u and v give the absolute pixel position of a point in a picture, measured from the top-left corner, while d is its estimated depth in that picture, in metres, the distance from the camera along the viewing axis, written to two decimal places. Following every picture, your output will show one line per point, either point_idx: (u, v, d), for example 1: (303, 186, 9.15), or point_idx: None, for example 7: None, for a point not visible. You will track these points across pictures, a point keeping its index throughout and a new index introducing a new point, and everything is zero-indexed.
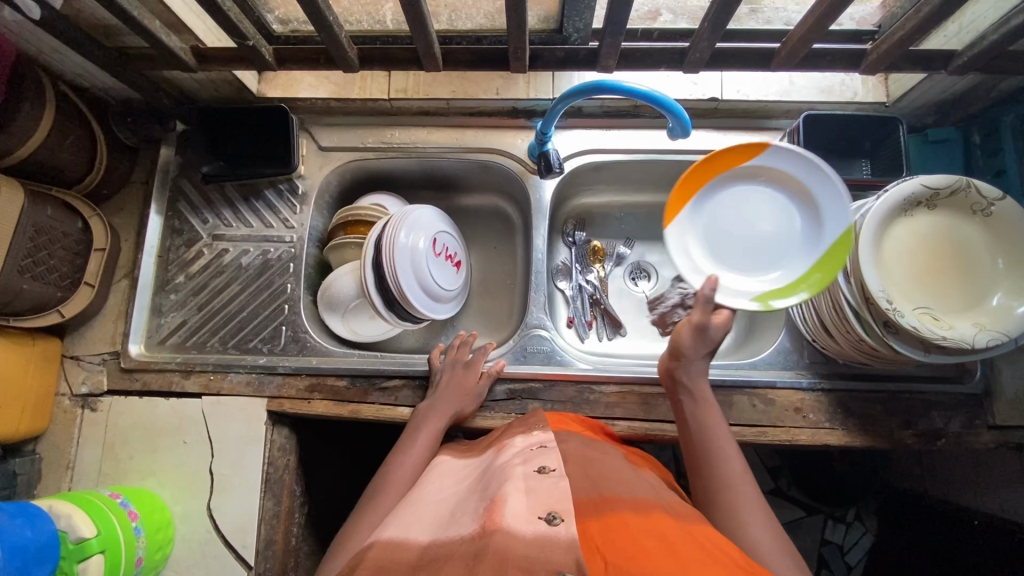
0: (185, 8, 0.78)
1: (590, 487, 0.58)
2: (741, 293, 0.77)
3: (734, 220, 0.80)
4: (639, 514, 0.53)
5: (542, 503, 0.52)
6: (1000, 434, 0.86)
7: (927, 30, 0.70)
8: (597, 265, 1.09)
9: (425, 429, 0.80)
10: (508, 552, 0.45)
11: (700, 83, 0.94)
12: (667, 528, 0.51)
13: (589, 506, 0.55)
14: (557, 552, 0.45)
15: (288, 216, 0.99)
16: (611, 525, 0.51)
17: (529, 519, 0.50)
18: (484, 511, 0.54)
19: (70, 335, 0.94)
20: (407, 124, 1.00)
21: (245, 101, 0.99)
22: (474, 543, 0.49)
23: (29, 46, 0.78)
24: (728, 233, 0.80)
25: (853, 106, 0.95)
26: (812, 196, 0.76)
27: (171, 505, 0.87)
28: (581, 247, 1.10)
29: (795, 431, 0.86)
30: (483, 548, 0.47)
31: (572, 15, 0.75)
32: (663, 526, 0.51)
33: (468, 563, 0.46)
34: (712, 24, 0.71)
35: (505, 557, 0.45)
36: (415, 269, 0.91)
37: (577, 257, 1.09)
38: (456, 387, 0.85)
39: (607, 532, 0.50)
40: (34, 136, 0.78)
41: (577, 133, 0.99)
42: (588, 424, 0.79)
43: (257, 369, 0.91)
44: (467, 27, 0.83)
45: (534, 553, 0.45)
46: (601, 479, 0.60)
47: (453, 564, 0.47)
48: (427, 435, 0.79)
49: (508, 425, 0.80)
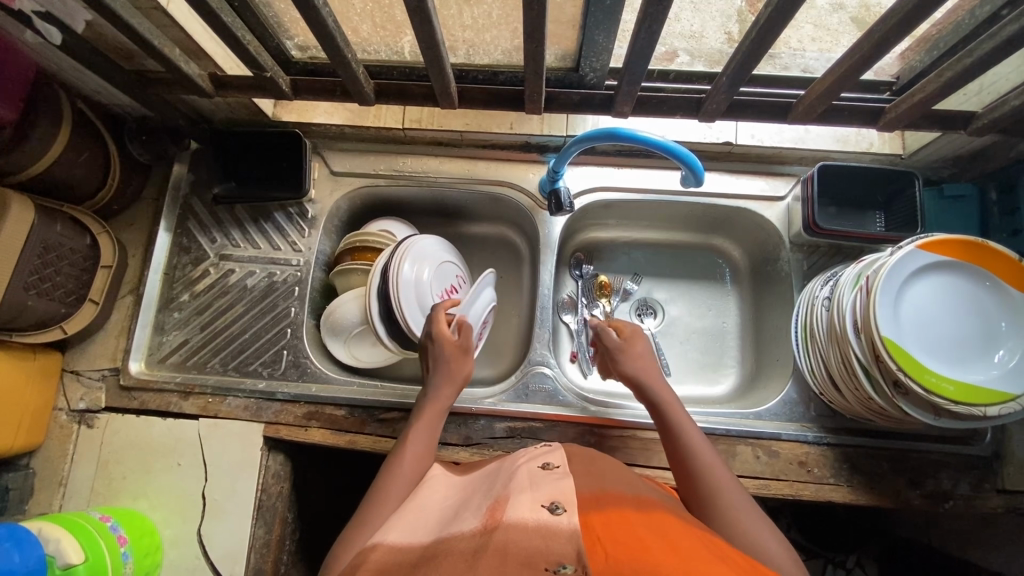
0: (206, 36, 0.78)
1: (592, 483, 0.57)
2: (895, 336, 0.71)
3: (915, 293, 0.74)
4: (640, 510, 0.52)
5: (545, 494, 0.52)
6: (1009, 499, 0.84)
7: (947, 94, 0.70)
8: (604, 300, 1.07)
9: (423, 422, 0.74)
10: (508, 544, 0.45)
11: (715, 127, 0.94)
12: (668, 525, 0.50)
13: (590, 500, 0.53)
14: (559, 543, 0.45)
15: (296, 238, 0.99)
16: (613, 518, 0.50)
17: (531, 508, 0.50)
18: (486, 509, 0.54)
19: (72, 350, 0.94)
20: (420, 154, 1.00)
21: (260, 123, 1.00)
22: (476, 539, 0.48)
23: (49, 64, 0.79)
24: (910, 295, 0.74)
25: (868, 157, 0.94)
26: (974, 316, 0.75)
27: (162, 528, 0.86)
28: (588, 281, 1.09)
29: (798, 486, 0.85)
30: (484, 543, 0.46)
31: (588, 56, 0.74)
32: (663, 523, 0.50)
33: (468, 557, 0.45)
34: (730, 79, 0.72)
35: (505, 551, 0.44)
36: (423, 312, 0.90)
37: (583, 291, 1.08)
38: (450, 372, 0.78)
39: (610, 523, 0.49)
40: (49, 152, 0.79)
41: (588, 170, 0.99)
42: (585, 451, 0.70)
43: (256, 394, 0.91)
44: (484, 62, 0.82)
45: (534, 543, 0.45)
46: (602, 475, 0.59)
47: (452, 557, 0.46)
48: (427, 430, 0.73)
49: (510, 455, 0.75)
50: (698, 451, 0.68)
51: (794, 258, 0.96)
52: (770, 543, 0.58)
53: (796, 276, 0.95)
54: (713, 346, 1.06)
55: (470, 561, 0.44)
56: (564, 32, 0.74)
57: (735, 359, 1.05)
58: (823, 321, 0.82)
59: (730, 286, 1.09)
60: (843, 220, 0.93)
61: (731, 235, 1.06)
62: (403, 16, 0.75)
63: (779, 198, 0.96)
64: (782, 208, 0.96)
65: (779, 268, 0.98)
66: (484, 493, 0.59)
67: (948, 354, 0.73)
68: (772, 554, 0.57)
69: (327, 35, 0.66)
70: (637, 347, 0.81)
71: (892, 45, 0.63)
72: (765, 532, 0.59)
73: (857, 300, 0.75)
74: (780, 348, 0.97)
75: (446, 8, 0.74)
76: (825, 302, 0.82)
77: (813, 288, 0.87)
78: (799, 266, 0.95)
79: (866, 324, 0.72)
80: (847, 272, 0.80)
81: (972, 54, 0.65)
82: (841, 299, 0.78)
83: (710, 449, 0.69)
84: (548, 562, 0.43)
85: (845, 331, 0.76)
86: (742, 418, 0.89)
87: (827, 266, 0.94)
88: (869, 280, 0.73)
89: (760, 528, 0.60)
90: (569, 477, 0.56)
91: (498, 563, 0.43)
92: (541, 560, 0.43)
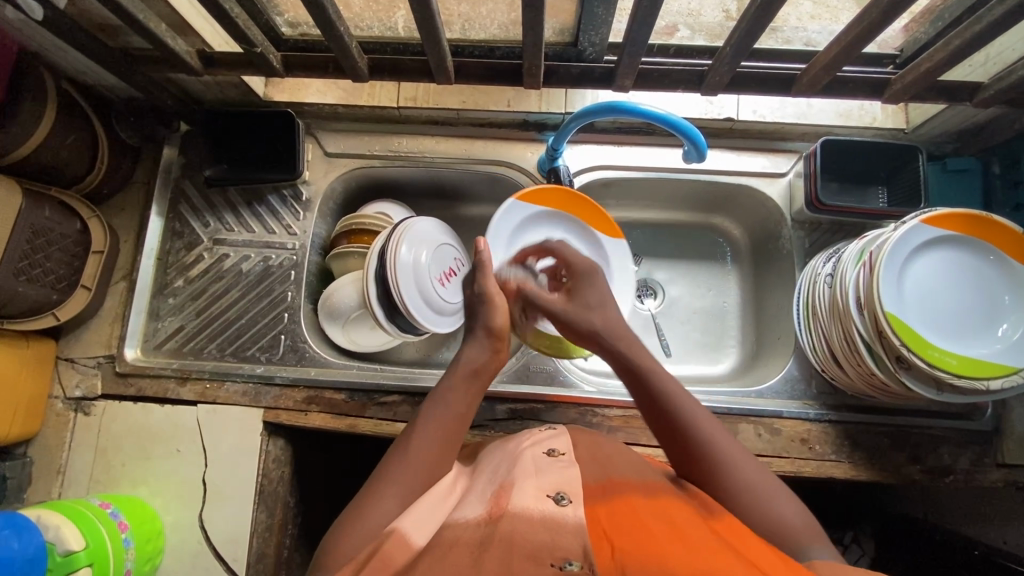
0: (192, 10, 0.76)
1: (598, 471, 0.56)
2: (895, 296, 0.71)
3: (926, 263, 0.74)
4: (648, 499, 0.51)
5: (550, 482, 0.52)
6: (1009, 473, 0.84)
7: (953, 63, 0.69)
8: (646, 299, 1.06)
9: (451, 386, 0.66)
10: (513, 537, 0.45)
11: (716, 102, 0.93)
12: (675, 513, 0.50)
13: (597, 488, 0.52)
14: (565, 537, 0.45)
15: (291, 222, 0.97)
16: (620, 508, 0.49)
17: (536, 497, 0.49)
18: (489, 497, 0.52)
19: (66, 337, 0.92)
20: (415, 133, 0.98)
21: (251, 103, 0.97)
22: (481, 528, 0.47)
23: (31, 42, 0.76)
24: (923, 267, 0.74)
25: (871, 131, 0.93)
26: (985, 275, 0.75)
27: (163, 514, 0.85)
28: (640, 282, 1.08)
29: (800, 463, 0.85)
30: (489, 534, 0.46)
31: (588, 29, 0.72)
32: (671, 511, 0.50)
33: (472, 549, 0.45)
34: (733, 49, 0.69)
35: (511, 544, 0.44)
36: (422, 294, 0.89)
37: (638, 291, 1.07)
38: (496, 328, 0.70)
39: (616, 514, 0.48)
40: (35, 134, 0.76)
41: (587, 148, 0.97)
42: (597, 437, 0.66)
43: (254, 379, 0.90)
44: (480, 37, 0.80)
45: (540, 536, 0.45)
46: (608, 462, 0.58)
47: (457, 547, 0.46)
48: (463, 393, 0.65)
49: (547, 438, 0.63)
50: (698, 422, 0.60)
51: (795, 236, 0.95)
52: (790, 514, 0.55)
53: (797, 254, 0.95)
54: (715, 325, 1.05)
55: (475, 554, 0.44)
56: (562, 4, 0.73)
57: (736, 338, 1.04)
58: (825, 299, 0.81)
59: (730, 265, 1.08)
60: (846, 195, 0.92)
61: (731, 214, 1.05)
62: None
63: (781, 174, 0.95)
64: (784, 184, 0.95)
65: (781, 246, 0.98)
66: (489, 476, 0.58)
67: (949, 322, 0.73)
68: (792, 524, 0.54)
69: (318, 6, 0.64)
70: (596, 280, 0.76)
71: (897, 14, 0.62)
72: (784, 502, 0.56)
73: (860, 276, 0.74)
74: (781, 326, 0.97)
75: None
76: (827, 279, 0.81)
77: (815, 265, 0.86)
78: (800, 244, 0.95)
79: (870, 299, 0.71)
80: (850, 248, 0.79)
81: (981, 21, 0.64)
82: (844, 275, 0.77)
83: (710, 422, 0.61)
84: (554, 558, 0.43)
85: (848, 308, 0.75)
86: (744, 396, 0.89)
87: (828, 244, 0.94)
88: (873, 256, 0.72)
89: (777, 499, 0.56)
90: (574, 464, 0.55)
91: (502, 560, 0.42)
92: (547, 555, 0.43)
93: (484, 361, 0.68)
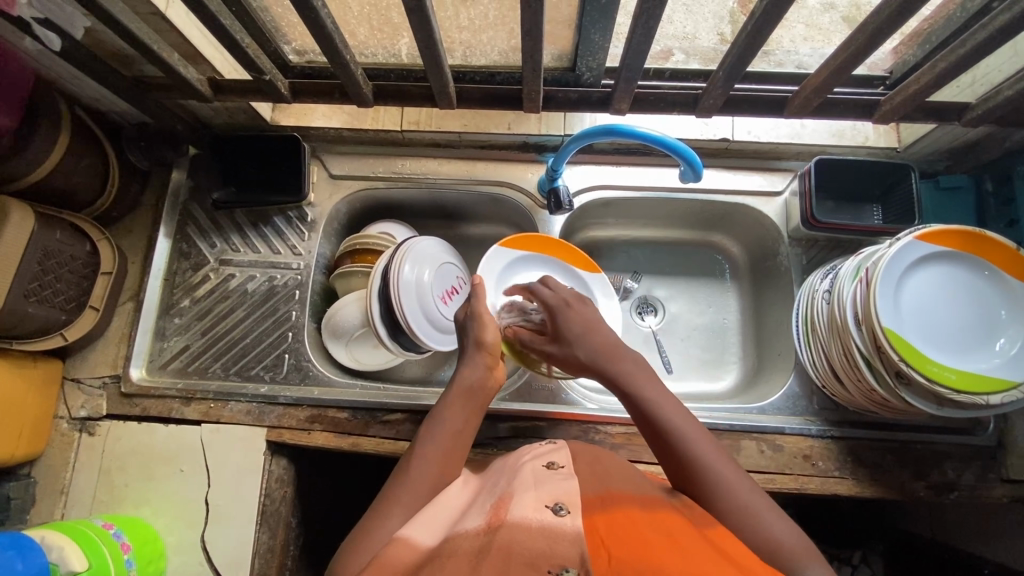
0: (203, 41, 0.79)
1: (596, 483, 0.56)
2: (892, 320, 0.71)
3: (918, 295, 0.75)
4: (647, 511, 0.52)
5: (548, 493, 0.52)
6: (1013, 489, 0.84)
7: (941, 85, 0.71)
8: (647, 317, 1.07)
9: (450, 408, 0.66)
10: (511, 547, 0.45)
11: (711, 124, 0.95)
12: (672, 525, 0.50)
13: (595, 499, 0.52)
14: (562, 545, 0.45)
15: (296, 242, 0.99)
16: (618, 519, 0.49)
17: (535, 508, 0.50)
18: (490, 507, 0.53)
19: (72, 357, 0.93)
20: (418, 156, 1.01)
21: (259, 128, 1.00)
22: (479, 538, 0.47)
23: (47, 71, 0.79)
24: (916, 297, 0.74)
25: (863, 151, 0.96)
26: (981, 284, 0.76)
27: (166, 535, 0.85)
28: (636, 299, 1.09)
29: (803, 479, 0.84)
30: (486, 544, 0.46)
31: (585, 55, 0.75)
32: (668, 523, 0.50)
33: (470, 559, 0.45)
34: (726, 73, 0.72)
35: (508, 553, 0.44)
36: (425, 313, 0.90)
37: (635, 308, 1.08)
38: (473, 341, 0.71)
39: (614, 525, 0.48)
40: (48, 160, 0.79)
41: (585, 169, 0.99)
42: (605, 455, 0.65)
43: (258, 399, 0.90)
44: (481, 63, 0.83)
45: (538, 545, 0.45)
46: (606, 476, 0.58)
47: (456, 556, 0.46)
48: (459, 410, 0.66)
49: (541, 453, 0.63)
50: (688, 441, 0.59)
51: (793, 252, 0.96)
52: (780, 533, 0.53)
53: (795, 270, 0.96)
54: (715, 343, 1.06)
55: (473, 563, 0.44)
56: (560, 32, 0.75)
57: (737, 355, 1.05)
58: (824, 314, 0.82)
59: (730, 282, 1.09)
60: (841, 213, 0.94)
61: (729, 232, 1.07)
62: (400, 19, 0.75)
63: (777, 193, 0.97)
64: (779, 203, 0.97)
65: (779, 263, 0.99)
66: (490, 489, 0.59)
67: (943, 345, 0.73)
68: (787, 545, 0.52)
69: (325, 36, 0.66)
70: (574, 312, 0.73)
71: (885, 38, 0.64)
72: (778, 522, 0.54)
73: (857, 292, 0.75)
74: (781, 342, 0.97)
75: (443, 10, 0.74)
76: (825, 295, 0.82)
77: (812, 280, 0.87)
78: (798, 260, 0.96)
79: (867, 314, 0.72)
80: (846, 264, 0.81)
81: (965, 44, 0.66)
82: (841, 291, 0.78)
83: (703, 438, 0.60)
84: (551, 564, 0.43)
85: (846, 323, 0.76)
86: (745, 413, 0.90)
87: (825, 259, 0.95)
88: (869, 272, 0.73)
89: (771, 520, 0.54)
90: (573, 478, 0.56)
91: (501, 567, 0.42)
92: (545, 562, 0.43)
93: (480, 378, 0.68)
